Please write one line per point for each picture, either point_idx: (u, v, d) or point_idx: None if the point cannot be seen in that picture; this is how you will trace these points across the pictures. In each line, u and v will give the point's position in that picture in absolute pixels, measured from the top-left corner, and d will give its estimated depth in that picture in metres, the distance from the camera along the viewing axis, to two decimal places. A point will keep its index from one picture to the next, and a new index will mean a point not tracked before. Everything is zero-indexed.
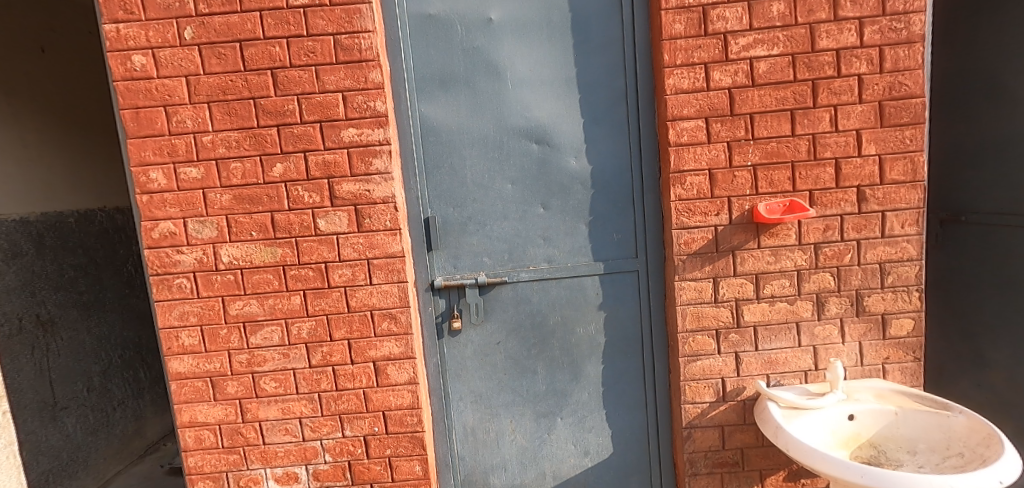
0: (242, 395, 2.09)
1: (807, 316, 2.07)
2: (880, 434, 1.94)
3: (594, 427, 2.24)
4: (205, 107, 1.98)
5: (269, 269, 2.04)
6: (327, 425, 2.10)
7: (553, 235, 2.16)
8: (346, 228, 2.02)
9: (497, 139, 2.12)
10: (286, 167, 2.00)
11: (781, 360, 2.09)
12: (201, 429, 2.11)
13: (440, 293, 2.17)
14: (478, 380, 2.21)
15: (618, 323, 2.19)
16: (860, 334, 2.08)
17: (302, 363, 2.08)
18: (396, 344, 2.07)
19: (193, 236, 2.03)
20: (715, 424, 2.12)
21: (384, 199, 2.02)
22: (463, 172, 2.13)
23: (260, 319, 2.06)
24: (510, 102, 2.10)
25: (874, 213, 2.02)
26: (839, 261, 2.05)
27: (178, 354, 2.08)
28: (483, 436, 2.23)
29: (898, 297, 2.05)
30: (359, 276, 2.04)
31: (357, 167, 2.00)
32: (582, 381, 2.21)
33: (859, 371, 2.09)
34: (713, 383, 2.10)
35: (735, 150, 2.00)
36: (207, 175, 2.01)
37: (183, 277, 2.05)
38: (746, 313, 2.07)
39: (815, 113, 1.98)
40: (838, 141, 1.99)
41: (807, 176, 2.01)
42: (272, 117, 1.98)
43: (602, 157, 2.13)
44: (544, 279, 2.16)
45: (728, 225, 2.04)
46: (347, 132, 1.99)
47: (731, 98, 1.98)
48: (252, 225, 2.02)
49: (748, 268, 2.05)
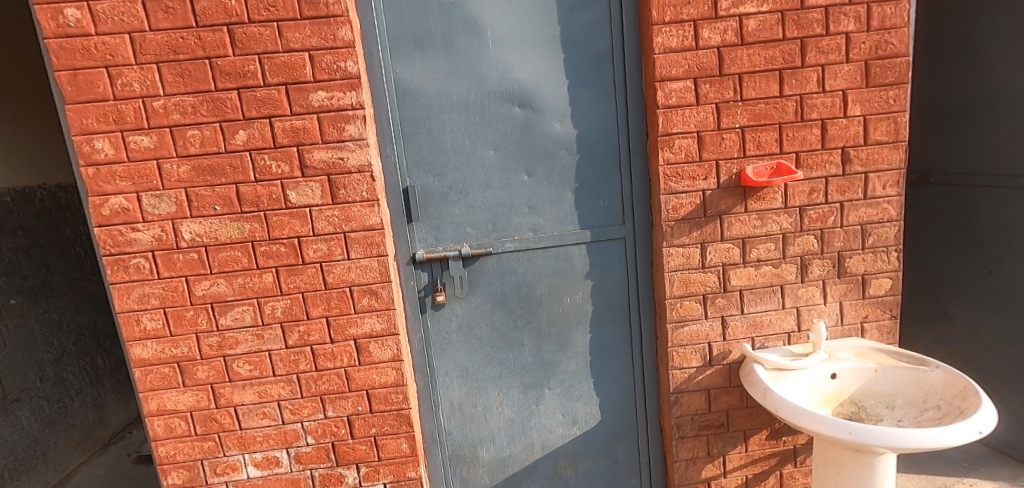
0: (214, 380, 1.97)
1: (791, 279, 2.08)
2: (861, 391, 1.98)
3: (581, 396, 2.22)
4: (154, 67, 1.79)
5: (237, 245, 1.90)
6: (308, 406, 2.01)
7: (539, 204, 2.08)
8: (320, 199, 1.89)
9: (478, 102, 2.00)
10: (250, 134, 1.84)
11: (766, 323, 2.11)
12: (172, 418, 1.99)
13: (422, 266, 2.07)
14: (463, 355, 2.15)
15: (605, 292, 2.16)
16: (841, 294, 2.11)
17: (278, 344, 1.97)
18: (378, 320, 1.98)
19: (149, 212, 1.86)
20: (701, 388, 2.13)
21: (360, 168, 1.89)
22: (443, 138, 2.01)
23: (230, 299, 1.93)
24: (492, 62, 1.98)
25: (858, 175, 2.03)
26: (823, 224, 2.05)
27: (140, 340, 1.93)
28: (470, 410, 2.19)
29: (877, 258, 2.09)
30: (336, 250, 1.93)
31: (329, 133, 1.86)
32: (570, 351, 2.18)
33: (839, 330, 2.13)
34: (700, 348, 2.11)
35: (723, 112, 1.95)
36: (161, 144, 1.83)
37: (140, 256, 1.88)
38: (732, 278, 2.07)
39: (803, 73, 1.94)
40: (825, 102, 1.97)
41: (794, 137, 1.98)
42: (232, 79, 1.81)
43: (587, 120, 2.05)
44: (530, 249, 2.10)
45: (716, 189, 2.00)
46: (316, 96, 1.84)
47: (721, 57, 1.92)
48: (215, 199, 1.87)
49: (734, 232, 2.03)
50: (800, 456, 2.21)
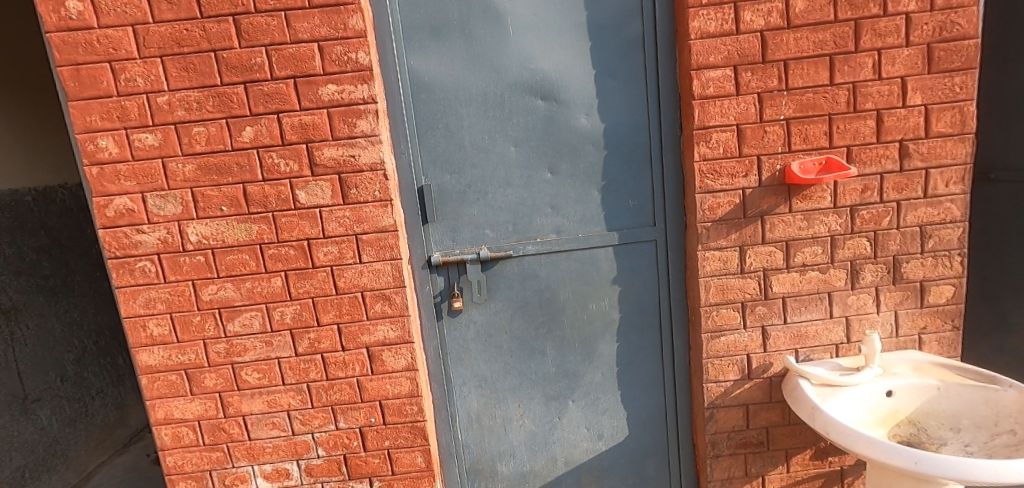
0: (222, 388, 1.89)
1: (840, 286, 1.90)
2: (920, 410, 1.79)
3: (607, 409, 2.07)
4: (158, 61, 1.70)
5: (244, 248, 1.81)
6: (319, 417, 1.92)
7: (563, 203, 1.94)
8: (331, 200, 1.79)
9: (498, 95, 1.87)
10: (257, 130, 1.74)
11: (811, 334, 1.92)
12: (179, 427, 1.91)
13: (438, 270, 1.95)
14: (482, 364, 2.03)
15: (634, 298, 2.01)
16: (897, 302, 1.91)
17: (287, 352, 1.88)
18: (392, 327, 1.87)
19: (154, 213, 1.78)
20: (739, 403, 1.96)
21: (372, 166, 1.78)
22: (460, 134, 1.89)
23: (238, 304, 1.84)
24: (513, 51, 1.85)
25: (917, 171, 1.83)
26: (877, 225, 1.86)
27: (147, 346, 1.86)
28: (489, 422, 2.07)
29: (938, 263, 1.89)
30: (347, 254, 1.82)
31: (340, 129, 1.75)
32: (595, 361, 2.04)
33: (893, 343, 1.94)
34: (738, 360, 1.94)
35: (766, 103, 1.78)
36: (166, 142, 1.74)
37: (145, 259, 1.80)
38: (775, 284, 1.89)
39: (857, 59, 1.76)
40: (881, 90, 1.78)
41: (846, 130, 1.80)
42: (238, 73, 1.71)
43: (616, 113, 1.90)
44: (553, 252, 1.96)
45: (757, 187, 1.83)
46: (326, 90, 1.73)
47: (764, 42, 1.74)
48: (222, 199, 1.78)
49: (778, 234, 1.86)
50: (848, 478, 2.02)
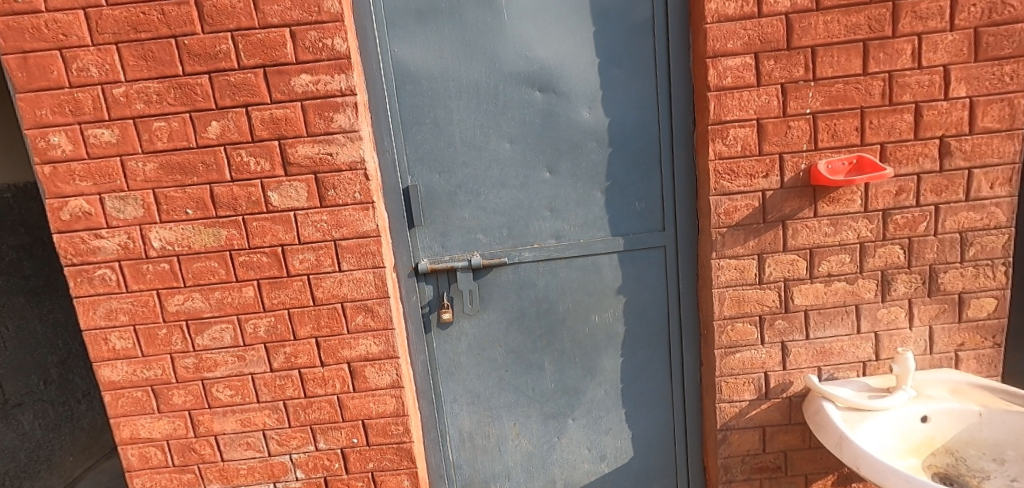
0: (192, 406, 1.74)
1: (869, 298, 1.71)
2: (958, 438, 1.61)
3: (611, 428, 1.91)
4: (113, 49, 1.53)
5: (213, 255, 1.65)
6: (297, 437, 1.77)
7: (562, 206, 1.76)
8: (306, 202, 1.62)
9: (491, 86, 1.69)
10: (224, 125, 1.58)
11: (836, 350, 1.75)
12: (146, 447, 1.77)
13: (426, 278, 1.79)
14: (474, 380, 1.86)
15: (640, 309, 1.84)
16: (932, 317, 1.73)
17: (261, 367, 1.72)
18: (375, 342, 1.71)
19: (113, 216, 1.62)
20: (755, 425, 1.79)
21: (351, 165, 1.61)
22: (449, 129, 1.71)
23: (207, 316, 1.69)
24: (508, 37, 1.66)
25: (959, 172, 1.63)
26: (912, 231, 1.67)
27: (109, 360, 1.71)
28: (482, 441, 1.91)
29: (980, 273, 1.70)
30: (325, 261, 1.66)
31: (315, 124, 1.58)
32: (597, 377, 1.87)
33: (927, 360, 1.75)
34: (755, 378, 1.76)
35: (791, 95, 1.59)
36: (125, 138, 1.58)
37: (105, 267, 1.65)
38: (796, 296, 1.71)
39: (894, 45, 1.56)
40: (921, 80, 1.58)
41: (880, 125, 1.61)
42: (201, 61, 1.54)
43: (622, 107, 1.71)
44: (552, 259, 1.79)
45: (779, 189, 1.65)
46: (299, 80, 1.56)
47: (790, 26, 1.55)
48: (187, 201, 1.62)
49: (801, 241, 1.68)
50: None
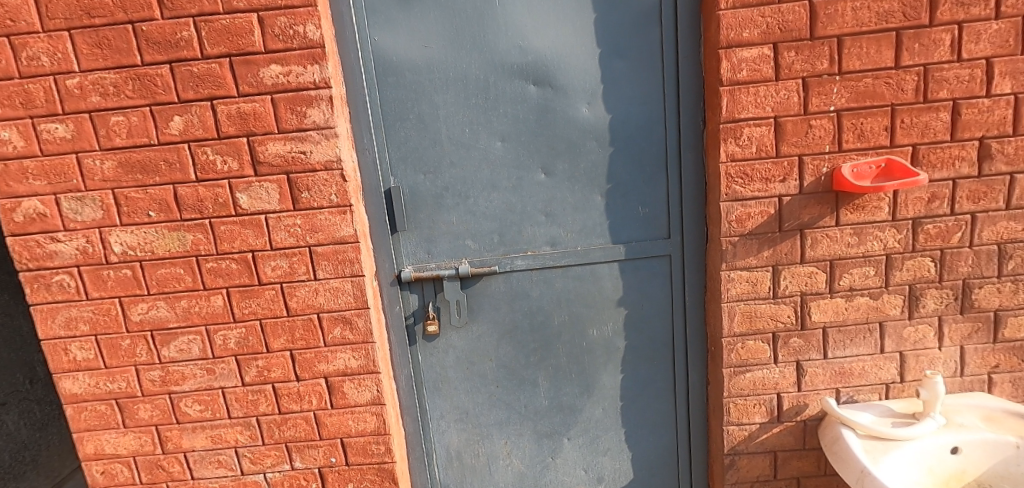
0: (159, 421, 1.63)
1: (895, 315, 1.56)
2: (992, 471, 1.46)
3: (609, 449, 1.78)
4: (65, 36, 1.40)
5: (178, 261, 1.52)
6: (271, 456, 1.65)
7: (559, 210, 1.61)
8: (278, 205, 1.49)
9: (482, 79, 1.54)
10: (188, 120, 1.44)
11: (856, 371, 1.60)
12: (112, 463, 1.66)
13: (410, 287, 1.66)
14: (462, 395, 1.73)
15: (643, 322, 1.69)
16: (963, 336, 1.57)
17: (232, 381, 1.60)
18: (353, 356, 1.58)
19: (70, 218, 1.50)
20: (766, 449, 1.65)
21: (327, 165, 1.47)
22: (435, 126, 1.56)
23: (173, 326, 1.57)
24: (500, 25, 1.51)
25: (1000, 177, 1.47)
26: (945, 242, 1.51)
27: (70, 371, 1.59)
28: (471, 461, 1.78)
29: (1018, 289, 1.54)
30: (299, 269, 1.53)
31: (286, 120, 1.44)
32: (595, 394, 1.74)
33: (957, 383, 1.60)
34: (767, 400, 1.62)
35: (813, 90, 1.43)
36: (80, 134, 1.45)
37: (63, 272, 1.53)
38: (814, 312, 1.56)
39: (931, 35, 1.39)
40: (960, 75, 1.41)
41: (912, 125, 1.44)
42: (162, 50, 1.41)
43: (625, 102, 1.56)
44: (546, 268, 1.65)
45: (797, 195, 1.49)
46: (268, 72, 1.42)
47: (814, 13, 1.39)
48: (149, 203, 1.49)
49: (820, 252, 1.52)
50: None
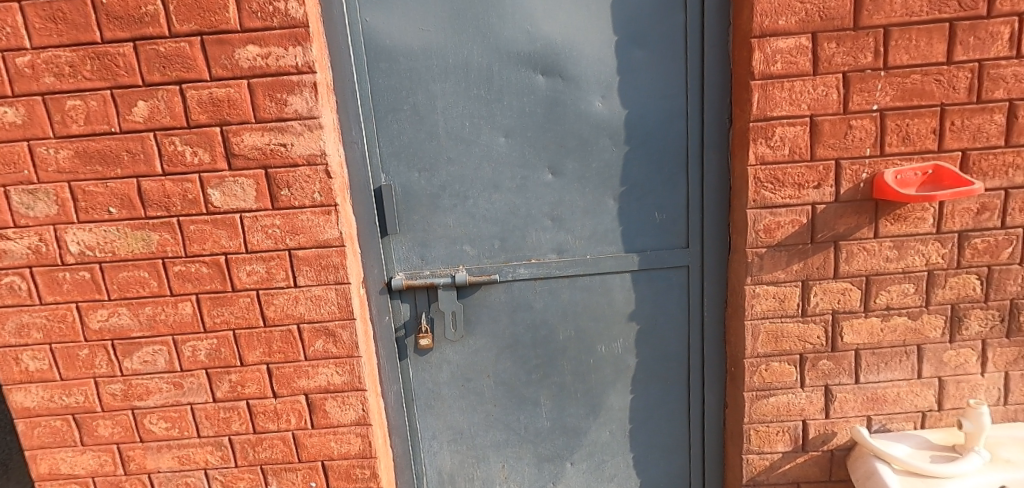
0: (121, 439, 1.47)
1: (935, 337, 1.41)
2: None
3: (615, 475, 1.63)
4: (15, 7, 1.24)
5: (142, 263, 1.37)
6: (244, 479, 1.50)
7: (567, 214, 1.46)
8: (254, 203, 1.33)
9: (485, 67, 1.38)
10: (154, 106, 1.29)
11: (890, 398, 1.45)
12: (69, 484, 1.51)
13: (401, 296, 1.50)
14: (456, 414, 1.58)
15: (656, 338, 1.54)
16: (1009, 361, 1.43)
17: (202, 397, 1.45)
18: (336, 371, 1.43)
19: (22, 213, 1.34)
20: (789, 481, 1.51)
21: (309, 159, 1.31)
22: (432, 118, 1.41)
23: (136, 335, 1.41)
24: (506, 7, 1.35)
25: None
26: (993, 258, 1.36)
27: (22, 383, 1.44)
28: (465, 485, 1.64)
29: None
30: (277, 274, 1.37)
31: (264, 108, 1.28)
32: (602, 416, 1.59)
33: (1000, 412, 1.46)
34: (791, 427, 1.47)
35: (855, 86, 1.28)
36: (33, 119, 1.29)
37: (13, 274, 1.37)
38: (846, 333, 1.41)
39: (988, 27, 1.24)
40: (1018, 73, 1.27)
41: (962, 128, 1.29)
42: (125, 26, 1.25)
43: (643, 96, 1.41)
44: (551, 277, 1.50)
45: (832, 203, 1.34)
46: (244, 53, 1.26)
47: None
48: (109, 198, 1.33)
49: (856, 266, 1.37)
50: None
